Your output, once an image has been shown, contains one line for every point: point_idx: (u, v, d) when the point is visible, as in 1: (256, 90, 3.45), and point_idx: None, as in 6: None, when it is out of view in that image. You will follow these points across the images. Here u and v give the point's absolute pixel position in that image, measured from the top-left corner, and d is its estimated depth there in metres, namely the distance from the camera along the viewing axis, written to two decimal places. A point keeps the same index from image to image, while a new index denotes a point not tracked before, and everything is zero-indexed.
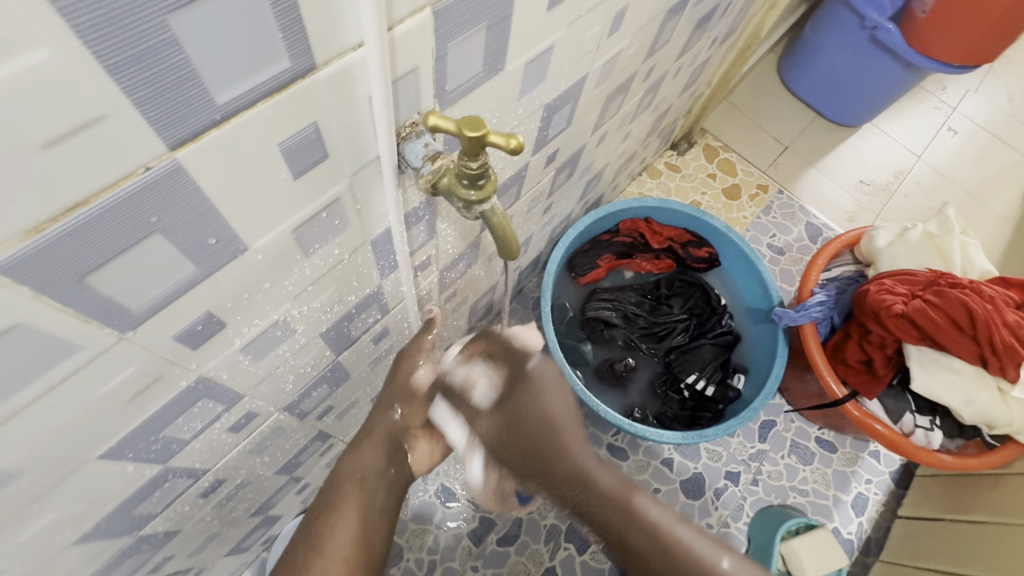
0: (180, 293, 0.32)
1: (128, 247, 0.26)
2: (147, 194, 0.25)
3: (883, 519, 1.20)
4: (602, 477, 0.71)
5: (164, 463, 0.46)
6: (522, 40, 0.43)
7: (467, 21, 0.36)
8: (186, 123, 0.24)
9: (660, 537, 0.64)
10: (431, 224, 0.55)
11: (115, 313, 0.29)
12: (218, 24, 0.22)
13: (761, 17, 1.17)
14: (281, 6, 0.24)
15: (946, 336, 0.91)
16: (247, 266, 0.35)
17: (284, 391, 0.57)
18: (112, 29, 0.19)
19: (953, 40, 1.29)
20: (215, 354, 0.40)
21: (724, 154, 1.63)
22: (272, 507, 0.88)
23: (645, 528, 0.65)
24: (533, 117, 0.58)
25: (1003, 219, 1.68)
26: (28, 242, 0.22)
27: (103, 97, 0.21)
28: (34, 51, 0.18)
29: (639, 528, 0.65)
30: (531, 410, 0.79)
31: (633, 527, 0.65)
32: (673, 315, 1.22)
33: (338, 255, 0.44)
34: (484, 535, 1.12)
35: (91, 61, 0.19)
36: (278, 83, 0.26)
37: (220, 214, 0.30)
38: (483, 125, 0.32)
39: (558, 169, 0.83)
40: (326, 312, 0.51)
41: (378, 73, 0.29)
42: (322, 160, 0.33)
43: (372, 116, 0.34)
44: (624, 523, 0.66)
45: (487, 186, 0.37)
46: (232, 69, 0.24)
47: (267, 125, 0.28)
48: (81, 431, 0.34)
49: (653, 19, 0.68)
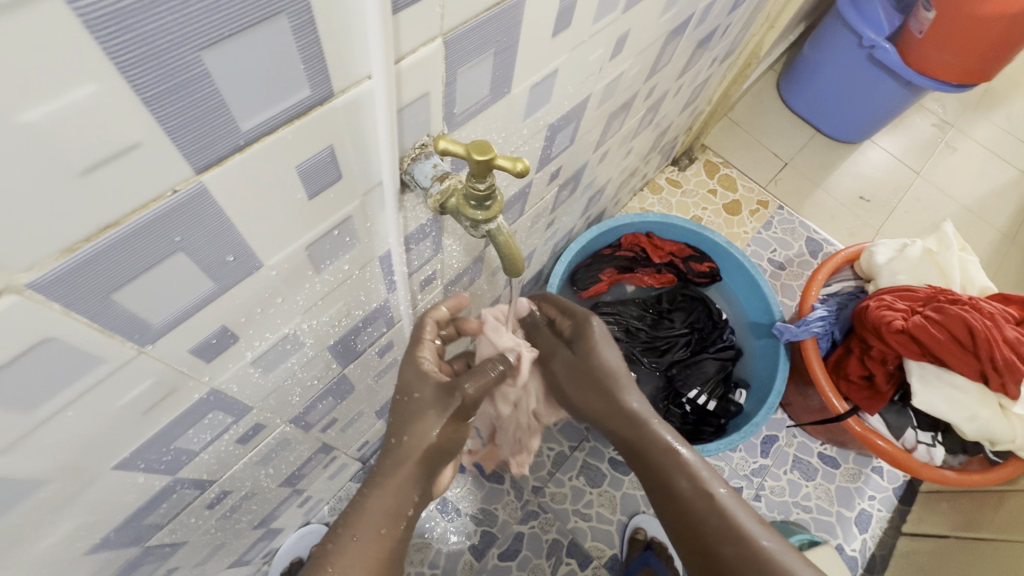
0: (198, 307, 0.33)
1: (153, 265, 0.28)
2: (173, 216, 0.26)
3: (887, 537, 1.19)
4: (696, 481, 0.56)
5: (174, 474, 0.47)
6: (527, 65, 0.45)
7: (475, 50, 0.37)
8: (213, 148, 0.25)
9: (734, 532, 0.53)
10: (437, 240, 0.57)
11: (138, 327, 0.30)
12: (245, 60, 0.24)
13: (760, 37, 1.19)
14: (304, 39, 0.25)
15: (946, 352, 0.92)
16: (261, 283, 0.37)
17: (291, 404, 0.58)
18: (150, 66, 0.21)
19: (949, 59, 1.32)
20: (226, 367, 0.41)
21: (724, 170, 1.65)
22: (274, 519, 0.88)
23: (740, 552, 0.52)
24: (538, 137, 0.60)
25: (1002, 233, 1.70)
26: (62, 260, 0.23)
27: (140, 128, 0.22)
28: (82, 86, 0.19)
29: (731, 546, 0.53)
30: (609, 392, 0.62)
31: (725, 540, 0.53)
32: (674, 329, 1.23)
33: (347, 270, 0.45)
34: (485, 549, 1.12)
35: (132, 96, 0.21)
36: (298, 110, 0.28)
37: (238, 234, 0.31)
38: (491, 149, 0.33)
39: (561, 185, 0.85)
40: (334, 325, 0.52)
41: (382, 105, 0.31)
42: (336, 181, 0.35)
43: (379, 142, 0.35)
44: (711, 536, 0.54)
45: (493, 207, 0.38)
46: (257, 99, 0.25)
47: (288, 148, 0.29)
48: (100, 441, 0.35)
49: (654, 42, 0.70)
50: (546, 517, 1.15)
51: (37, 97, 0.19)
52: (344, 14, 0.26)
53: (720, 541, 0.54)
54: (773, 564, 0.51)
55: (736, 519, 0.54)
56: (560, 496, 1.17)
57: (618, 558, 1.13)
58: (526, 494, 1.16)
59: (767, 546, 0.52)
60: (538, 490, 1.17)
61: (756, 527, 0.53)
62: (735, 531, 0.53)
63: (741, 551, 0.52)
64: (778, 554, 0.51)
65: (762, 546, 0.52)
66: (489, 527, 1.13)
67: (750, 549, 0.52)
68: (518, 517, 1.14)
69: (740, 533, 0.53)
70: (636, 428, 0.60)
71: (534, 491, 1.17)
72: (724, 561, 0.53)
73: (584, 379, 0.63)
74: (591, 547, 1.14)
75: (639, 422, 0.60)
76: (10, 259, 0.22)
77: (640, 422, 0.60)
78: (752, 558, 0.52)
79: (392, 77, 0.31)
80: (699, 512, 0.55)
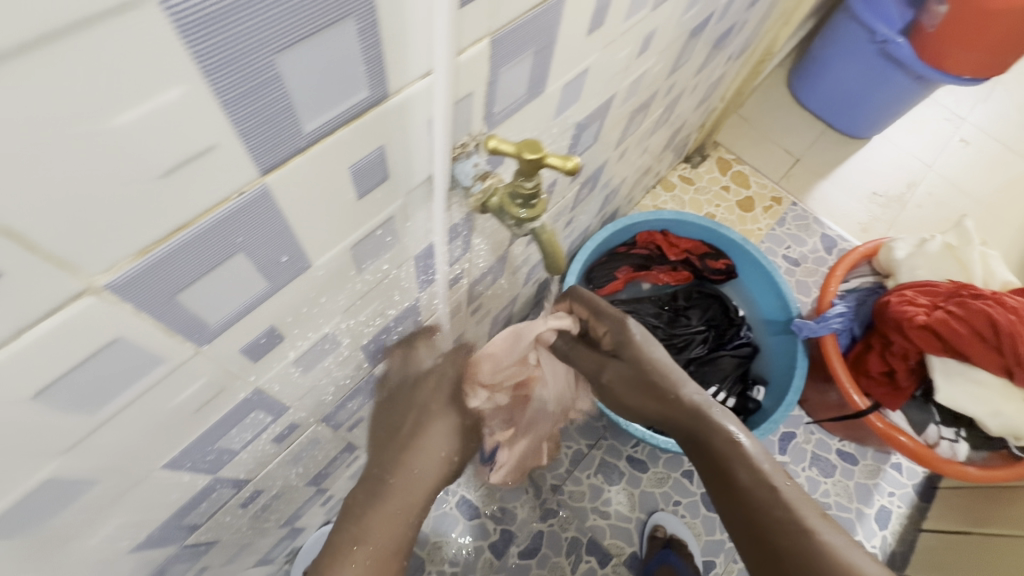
0: (251, 307, 0.33)
1: (216, 266, 0.28)
2: (237, 217, 0.27)
3: (907, 533, 1.19)
4: (757, 473, 0.55)
5: (215, 473, 0.48)
6: (562, 64, 0.45)
7: (516, 50, 0.38)
8: (278, 150, 0.26)
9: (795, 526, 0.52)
10: (467, 240, 0.57)
11: (196, 328, 0.30)
12: (312, 62, 0.24)
13: (774, 33, 1.19)
14: (367, 40, 0.25)
15: (969, 347, 0.91)
16: (309, 283, 0.37)
17: (324, 403, 0.58)
18: (230, 69, 0.21)
19: (964, 54, 1.31)
20: (270, 366, 0.42)
21: (737, 167, 1.64)
22: (298, 518, 0.89)
23: (797, 546, 0.51)
24: (565, 135, 0.60)
25: (1018, 228, 1.68)
26: (136, 262, 0.24)
27: (215, 130, 0.22)
28: (168, 91, 0.20)
29: (788, 539, 0.52)
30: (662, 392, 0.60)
31: (787, 534, 0.52)
32: (691, 326, 1.23)
33: (385, 270, 0.45)
34: (505, 548, 1.12)
35: (212, 100, 0.21)
36: (356, 111, 0.28)
37: (293, 235, 0.32)
38: (541, 147, 0.33)
39: (581, 184, 0.85)
40: (368, 325, 0.52)
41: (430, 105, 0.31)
42: (383, 181, 0.35)
43: (429, 137, 0.35)
44: (769, 526, 0.53)
45: (538, 206, 0.37)
46: (319, 101, 0.26)
47: (343, 149, 0.30)
48: (152, 441, 0.36)
49: (677, 39, 0.70)
50: (565, 515, 1.15)
51: (128, 102, 0.19)
52: (405, 16, 0.26)
53: (778, 534, 0.52)
54: (834, 558, 0.50)
55: (796, 512, 0.53)
56: (578, 494, 1.17)
57: (638, 556, 1.13)
58: (544, 492, 1.16)
59: (829, 541, 0.51)
60: (557, 488, 1.17)
61: (818, 522, 0.52)
62: (797, 525, 0.52)
63: (802, 546, 0.51)
64: (841, 549, 0.50)
65: (824, 541, 0.51)
66: (508, 525, 1.14)
67: (812, 543, 0.51)
68: (537, 515, 1.15)
69: (801, 527, 0.52)
70: (697, 420, 0.59)
71: (552, 489, 1.17)
72: (781, 554, 0.52)
73: (635, 385, 0.62)
74: (610, 545, 1.14)
75: (700, 414, 0.58)
76: (90, 260, 0.22)
77: (701, 412, 0.58)
78: (815, 553, 0.50)
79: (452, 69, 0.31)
80: (758, 504, 0.54)
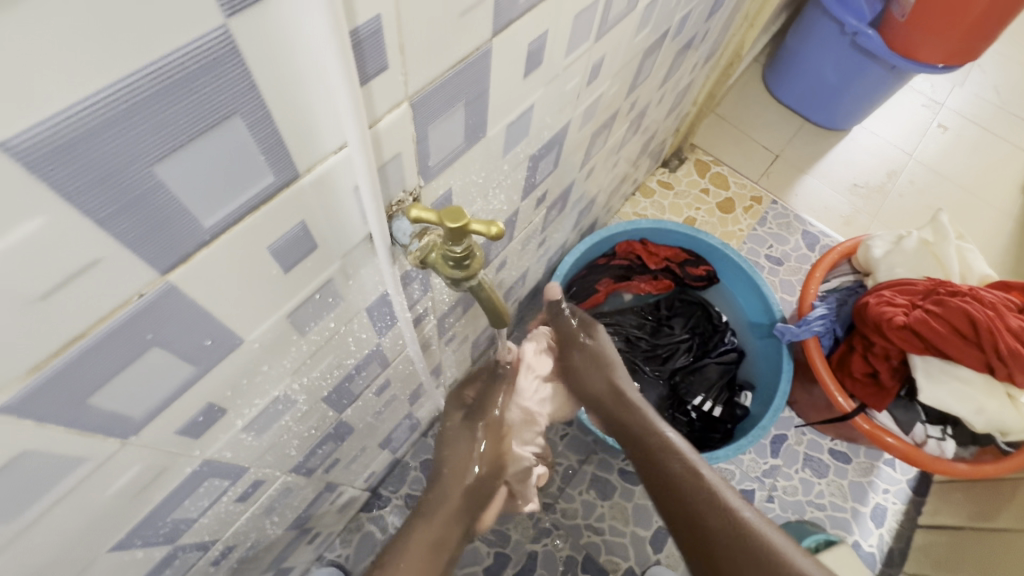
0: (179, 392, 0.33)
1: (128, 365, 0.27)
2: (143, 316, 0.26)
3: (904, 530, 1.18)
4: (686, 465, 0.66)
5: (173, 543, 0.47)
6: (501, 108, 0.45)
7: (445, 105, 0.37)
8: (178, 249, 0.25)
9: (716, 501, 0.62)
10: (425, 281, 0.56)
11: (118, 424, 0.30)
12: (200, 165, 0.23)
13: (740, 36, 1.19)
14: (260, 132, 0.25)
15: (949, 345, 0.91)
16: (244, 356, 0.36)
17: (289, 455, 0.57)
18: (101, 191, 0.20)
19: (934, 41, 1.30)
20: (217, 438, 0.41)
21: (715, 168, 1.64)
22: (284, 560, 0.87)
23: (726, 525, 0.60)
24: (519, 169, 0.59)
25: (1002, 212, 1.68)
26: (28, 380, 0.23)
27: (95, 247, 0.22)
28: (28, 222, 0.19)
29: (726, 529, 0.60)
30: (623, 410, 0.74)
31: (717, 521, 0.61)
32: (675, 335, 1.22)
33: (333, 328, 0.45)
34: (500, 571, 1.12)
35: (83, 221, 0.21)
36: (264, 197, 0.28)
37: (215, 318, 0.31)
38: (464, 215, 0.33)
39: (549, 206, 0.85)
40: (325, 378, 0.51)
41: (363, 169, 0.30)
42: (312, 251, 0.35)
43: (359, 204, 0.34)
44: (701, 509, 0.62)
45: (473, 264, 0.38)
46: (217, 197, 0.25)
47: (257, 232, 0.29)
48: (90, 530, 0.35)
49: (632, 60, 0.69)
50: (559, 534, 1.14)
51: None
52: (354, 96, 0.26)
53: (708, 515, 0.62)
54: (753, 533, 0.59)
55: (724, 495, 0.63)
56: (571, 511, 1.16)
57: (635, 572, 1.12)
58: (537, 511, 1.15)
59: (747, 516, 0.61)
60: (549, 507, 1.16)
61: (740, 503, 0.62)
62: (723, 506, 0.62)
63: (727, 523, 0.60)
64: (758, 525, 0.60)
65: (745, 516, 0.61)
66: (502, 548, 1.13)
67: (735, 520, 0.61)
68: (530, 536, 1.14)
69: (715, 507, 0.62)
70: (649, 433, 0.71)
71: (545, 507, 1.16)
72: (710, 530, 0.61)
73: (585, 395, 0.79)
74: (606, 562, 1.13)
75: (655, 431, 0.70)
76: None
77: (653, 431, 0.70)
78: (737, 529, 0.60)
79: (369, 141, 0.29)
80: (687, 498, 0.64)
